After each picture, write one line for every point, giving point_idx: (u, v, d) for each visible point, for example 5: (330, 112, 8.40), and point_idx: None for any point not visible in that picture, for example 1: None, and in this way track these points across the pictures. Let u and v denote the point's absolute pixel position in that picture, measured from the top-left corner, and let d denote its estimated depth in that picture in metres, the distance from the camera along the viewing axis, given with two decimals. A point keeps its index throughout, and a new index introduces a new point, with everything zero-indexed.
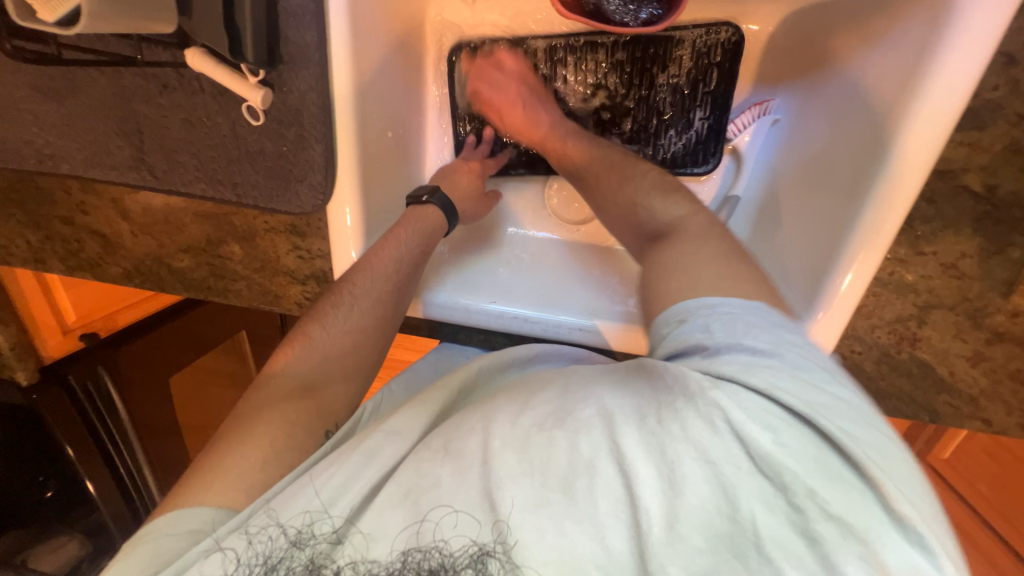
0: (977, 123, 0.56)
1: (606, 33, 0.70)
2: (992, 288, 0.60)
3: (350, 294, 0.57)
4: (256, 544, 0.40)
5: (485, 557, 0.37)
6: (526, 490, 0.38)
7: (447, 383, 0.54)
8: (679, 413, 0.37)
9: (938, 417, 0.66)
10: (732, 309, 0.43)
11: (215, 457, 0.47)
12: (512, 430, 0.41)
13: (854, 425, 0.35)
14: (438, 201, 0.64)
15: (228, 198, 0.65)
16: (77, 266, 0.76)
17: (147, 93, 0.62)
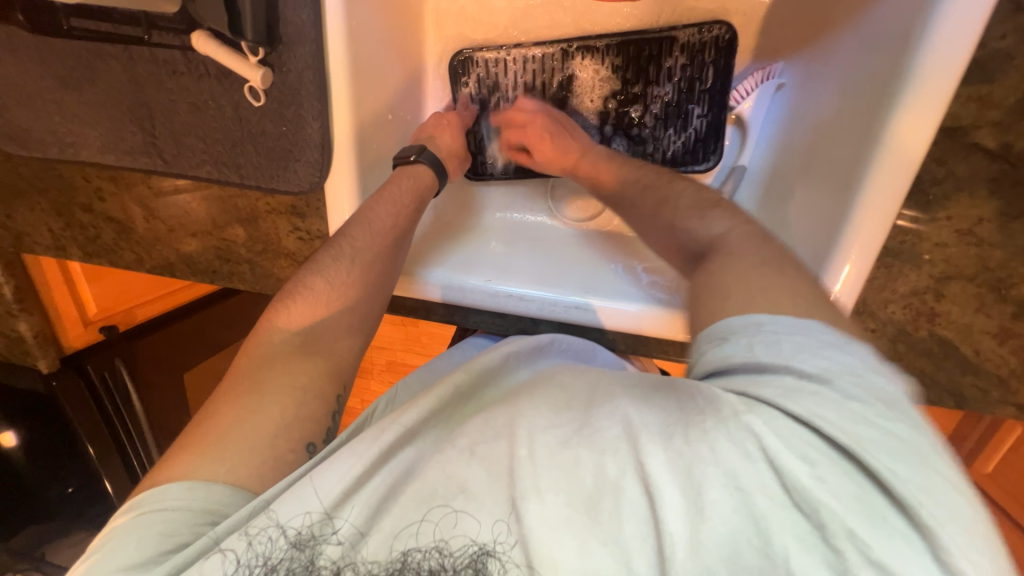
0: (986, 75, 0.50)
1: (599, 38, 0.75)
2: (1015, 255, 0.55)
3: (350, 248, 0.62)
4: (255, 545, 0.41)
5: (484, 557, 0.39)
6: (553, 506, 0.38)
7: (449, 379, 0.55)
8: (708, 435, 0.37)
9: (964, 401, 0.61)
10: (779, 330, 0.41)
11: (214, 427, 0.49)
12: (545, 434, 0.41)
13: (904, 464, 0.33)
14: (426, 159, 0.70)
15: (232, 179, 0.70)
16: (112, 246, 0.84)
17: (158, 79, 0.68)
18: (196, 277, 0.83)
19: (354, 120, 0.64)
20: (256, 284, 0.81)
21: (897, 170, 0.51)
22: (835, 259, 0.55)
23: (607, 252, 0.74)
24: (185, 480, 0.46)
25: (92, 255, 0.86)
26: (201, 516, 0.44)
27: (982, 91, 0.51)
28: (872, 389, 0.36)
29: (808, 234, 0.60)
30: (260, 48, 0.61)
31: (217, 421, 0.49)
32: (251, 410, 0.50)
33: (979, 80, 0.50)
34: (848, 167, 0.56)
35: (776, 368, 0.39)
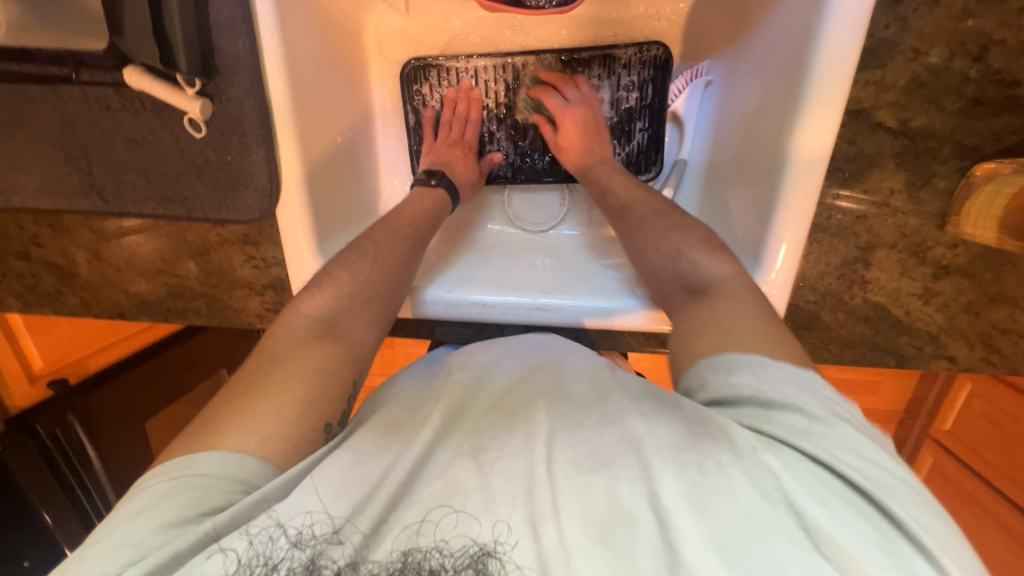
0: (878, 61, 0.55)
1: (548, 56, 0.80)
2: (926, 221, 0.60)
3: (349, 278, 0.60)
4: (255, 544, 0.38)
5: (485, 558, 0.37)
6: (573, 533, 0.37)
7: (454, 378, 0.51)
8: (727, 471, 0.38)
9: (903, 360, 0.66)
10: (781, 371, 0.43)
11: (217, 416, 0.45)
12: (570, 454, 0.42)
13: (913, 508, 0.35)
14: (444, 184, 0.75)
15: (178, 213, 0.69)
16: (54, 292, 0.80)
17: (92, 117, 0.66)
18: (149, 317, 0.80)
19: (301, 150, 0.63)
20: (214, 318, 0.78)
21: (813, 155, 0.56)
22: (772, 242, 0.59)
23: (579, 260, 0.76)
24: (210, 453, 0.43)
25: (31, 305, 0.81)
26: (236, 485, 0.42)
27: (878, 75, 0.56)
28: (869, 433, 0.40)
29: (746, 220, 0.63)
30: (196, 79, 0.61)
31: (224, 408, 0.46)
32: (254, 405, 0.46)
33: (873, 66, 0.56)
34: (772, 155, 0.60)
35: (784, 407, 0.40)
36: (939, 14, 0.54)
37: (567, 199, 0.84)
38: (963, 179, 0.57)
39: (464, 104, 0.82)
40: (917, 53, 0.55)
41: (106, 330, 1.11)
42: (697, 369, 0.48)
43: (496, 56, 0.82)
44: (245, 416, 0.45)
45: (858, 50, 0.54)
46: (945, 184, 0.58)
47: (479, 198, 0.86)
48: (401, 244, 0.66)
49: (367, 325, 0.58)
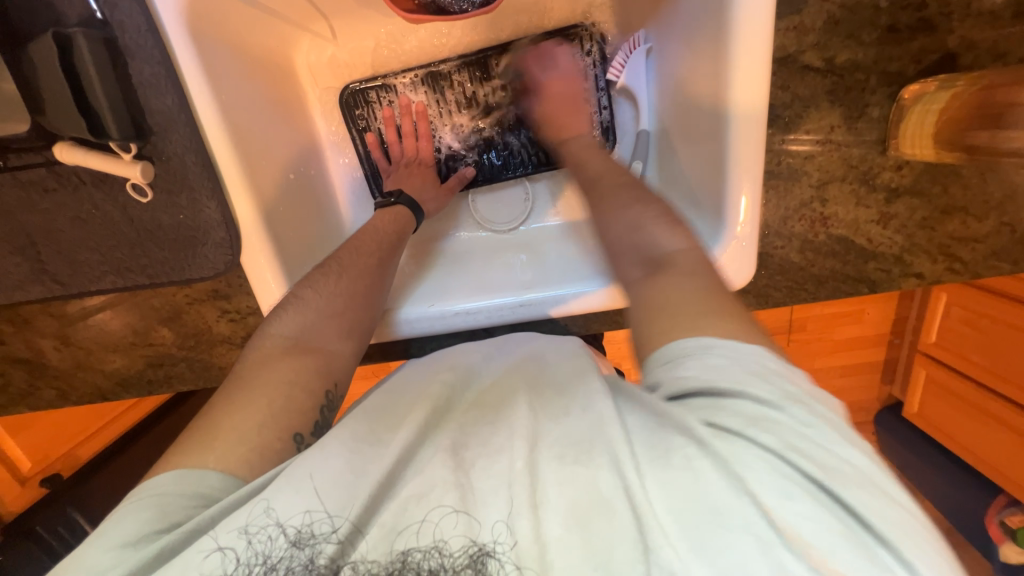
0: (794, 6, 0.57)
1: (485, 53, 0.81)
2: (870, 149, 0.61)
3: (314, 295, 0.60)
4: (255, 543, 0.39)
5: (484, 557, 0.36)
6: (553, 526, 0.37)
7: (441, 374, 0.51)
8: (692, 462, 0.36)
9: (875, 284, 0.69)
10: (726, 352, 0.40)
11: (202, 425, 0.49)
12: (553, 444, 0.41)
13: (869, 495, 0.34)
14: (404, 202, 0.76)
15: (141, 282, 0.67)
16: (26, 388, 0.77)
17: (29, 202, 0.64)
18: (130, 393, 0.78)
19: (253, 193, 0.61)
20: (199, 380, 0.76)
21: (751, 98, 0.57)
22: (731, 196, 0.60)
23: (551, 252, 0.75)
24: (178, 468, 0.45)
25: (6, 406, 0.78)
26: (196, 500, 0.43)
27: (796, 20, 0.57)
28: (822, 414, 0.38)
29: (704, 179, 0.65)
30: (131, 144, 0.59)
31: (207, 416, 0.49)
32: (229, 418, 0.48)
33: (790, 12, 0.57)
34: (715, 114, 0.61)
35: (737, 396, 0.38)
36: None
37: (531, 192, 0.85)
38: (892, 104, 0.59)
39: (411, 119, 0.83)
40: None
41: (85, 420, 1.10)
42: (659, 356, 0.44)
43: (433, 64, 0.82)
44: (231, 435, 0.47)
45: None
46: (880, 112, 0.60)
47: (450, 207, 0.87)
48: (372, 260, 0.67)
49: (341, 337, 0.59)
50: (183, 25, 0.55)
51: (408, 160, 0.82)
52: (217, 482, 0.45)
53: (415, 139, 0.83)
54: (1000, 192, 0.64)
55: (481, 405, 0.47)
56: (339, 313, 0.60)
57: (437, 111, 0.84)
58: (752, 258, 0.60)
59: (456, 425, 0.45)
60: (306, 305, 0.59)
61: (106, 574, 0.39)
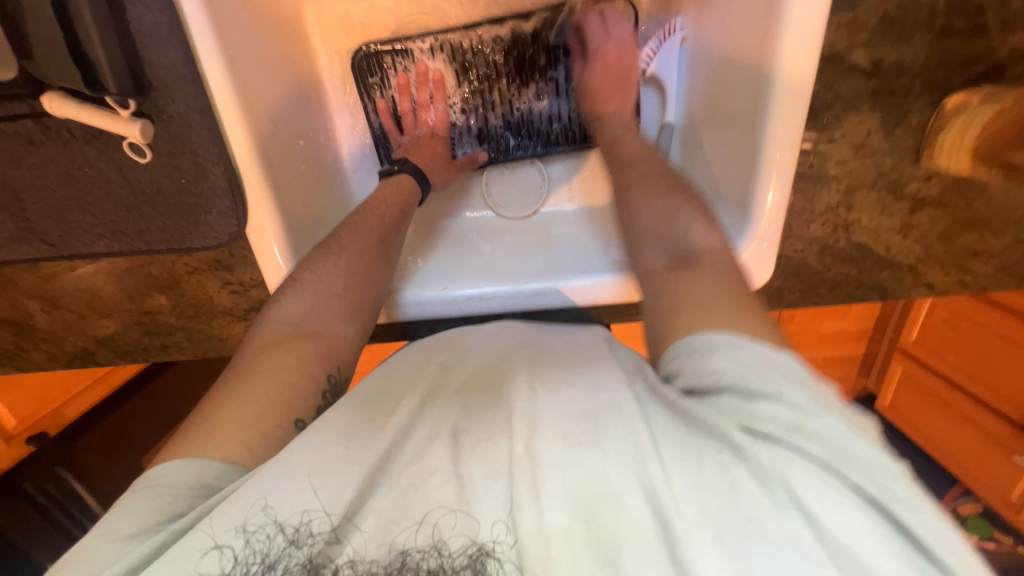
0: (849, 1, 0.54)
1: (514, 19, 0.76)
2: (903, 158, 0.60)
3: (313, 277, 0.58)
4: (252, 542, 0.37)
5: (483, 558, 0.36)
6: (557, 518, 0.35)
7: (441, 355, 0.50)
8: (722, 465, 0.35)
9: (885, 291, 0.70)
10: (760, 349, 0.39)
11: (205, 416, 0.47)
12: (555, 424, 0.39)
13: (919, 503, 0.32)
14: (408, 169, 0.73)
15: (138, 248, 0.64)
16: (13, 349, 0.74)
17: (16, 156, 0.59)
18: (125, 360, 0.75)
19: (261, 164, 0.57)
20: (198, 350, 0.74)
21: (790, 90, 0.54)
22: (758, 197, 0.58)
23: (560, 239, 0.74)
24: (180, 458, 0.43)
25: None
26: (196, 489, 0.42)
27: (849, 16, 0.55)
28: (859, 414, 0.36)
29: (731, 177, 0.63)
30: (129, 99, 0.54)
31: (210, 403, 0.48)
32: (229, 406, 0.47)
33: (845, 7, 0.54)
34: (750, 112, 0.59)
35: (770, 398, 0.36)
36: None
37: (544, 173, 0.82)
38: (934, 112, 0.57)
39: (429, 89, 0.78)
40: None
41: (70, 380, 1.07)
42: (673, 351, 0.44)
43: (457, 27, 0.77)
44: (232, 423, 0.46)
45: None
46: (919, 120, 0.58)
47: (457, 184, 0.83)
48: (374, 238, 0.64)
49: (342, 318, 0.57)
50: None
51: (422, 132, 0.78)
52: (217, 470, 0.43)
53: (431, 111, 0.79)
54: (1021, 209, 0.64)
55: (486, 394, 0.46)
56: (338, 296, 0.58)
57: (455, 83, 0.80)
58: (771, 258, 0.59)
59: (458, 407, 0.44)
60: (308, 290, 0.57)
61: (105, 569, 0.37)
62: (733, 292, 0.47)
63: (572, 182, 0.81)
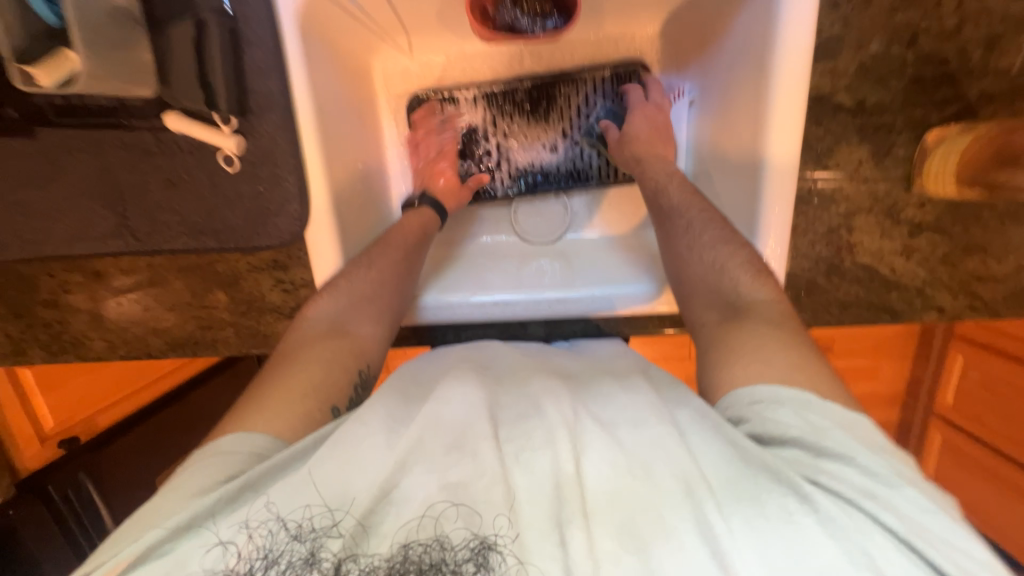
0: (830, 54, 0.62)
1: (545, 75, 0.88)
2: (895, 185, 0.67)
3: (346, 283, 0.67)
4: (256, 538, 0.45)
5: (485, 550, 0.44)
6: (604, 541, 0.44)
7: (470, 362, 0.59)
8: (786, 503, 0.43)
9: (896, 314, 0.73)
10: (824, 410, 0.48)
11: (260, 386, 0.56)
12: (603, 458, 0.48)
13: (957, 551, 0.40)
14: (428, 202, 0.83)
15: (212, 245, 0.73)
16: (81, 337, 0.82)
17: (130, 162, 0.70)
18: (176, 352, 0.82)
19: (331, 186, 0.70)
20: (244, 345, 0.81)
21: (786, 132, 0.64)
22: (761, 235, 0.68)
23: (569, 261, 0.83)
24: (234, 430, 0.52)
25: (60, 352, 0.83)
26: (253, 455, 0.50)
27: (831, 65, 0.63)
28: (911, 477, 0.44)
29: (736, 215, 0.73)
30: (232, 117, 0.66)
31: (257, 384, 0.57)
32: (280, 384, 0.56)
33: (827, 58, 0.62)
34: (748, 161, 0.69)
35: (841, 460, 0.45)
36: (874, 10, 0.61)
37: (570, 206, 0.90)
38: (918, 146, 0.64)
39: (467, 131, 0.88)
40: (859, 46, 0.62)
41: (118, 384, 1.19)
42: (731, 397, 0.52)
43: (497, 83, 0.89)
44: (280, 401, 0.54)
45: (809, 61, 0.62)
46: (905, 151, 0.65)
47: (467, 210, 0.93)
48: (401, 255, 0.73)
49: (372, 322, 0.65)
50: (295, 23, 0.63)
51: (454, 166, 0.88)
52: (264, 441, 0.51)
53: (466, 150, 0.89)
54: (1018, 236, 0.68)
55: (523, 402, 0.53)
56: (368, 298, 0.67)
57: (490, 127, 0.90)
58: (780, 275, 0.70)
59: (501, 412, 0.52)
60: (344, 292, 0.66)
61: (172, 515, 0.45)
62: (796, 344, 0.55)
63: (591, 214, 0.91)
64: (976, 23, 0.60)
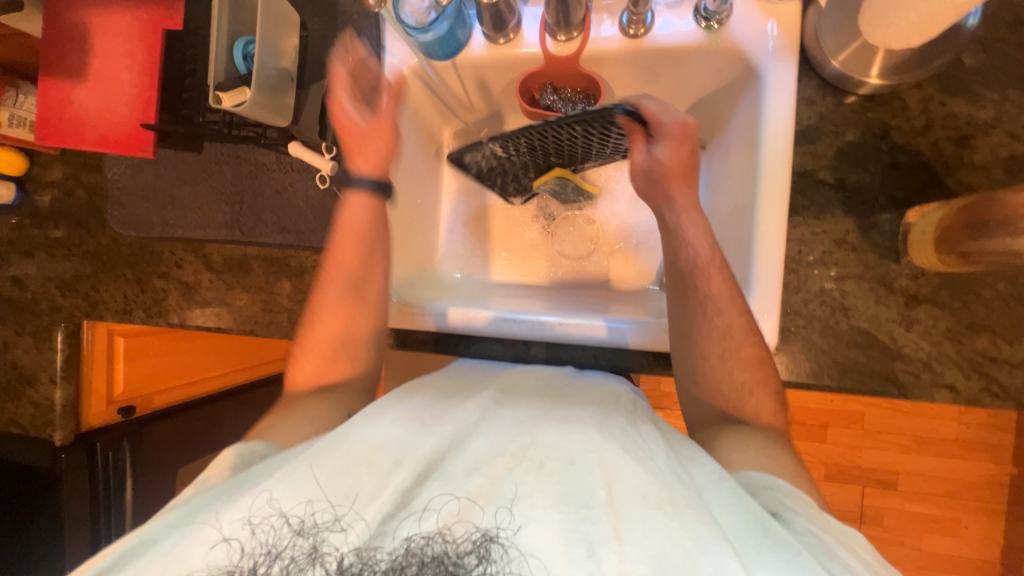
0: (810, 139, 0.74)
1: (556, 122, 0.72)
2: (884, 256, 0.71)
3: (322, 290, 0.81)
4: (260, 533, 0.53)
5: (489, 545, 0.51)
6: (634, 564, 0.48)
7: (490, 395, 0.70)
8: (777, 553, 0.48)
9: (904, 388, 0.71)
10: (808, 502, 0.56)
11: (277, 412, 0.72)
12: (629, 485, 0.53)
13: None
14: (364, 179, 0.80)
15: (292, 242, 0.93)
16: (174, 305, 1.02)
17: (256, 174, 0.94)
18: (238, 328, 0.99)
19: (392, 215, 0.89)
20: (291, 329, 0.95)
21: (775, 198, 0.73)
22: (753, 296, 0.73)
23: (584, 302, 0.93)
24: (245, 440, 0.67)
25: (156, 314, 1.03)
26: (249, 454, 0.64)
27: (811, 147, 0.74)
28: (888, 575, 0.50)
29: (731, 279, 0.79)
30: (334, 147, 0.89)
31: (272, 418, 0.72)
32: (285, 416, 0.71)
33: (808, 142, 0.74)
34: (744, 232, 0.77)
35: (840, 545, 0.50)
36: (846, 109, 0.73)
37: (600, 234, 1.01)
38: (900, 224, 0.71)
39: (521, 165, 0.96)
40: (838, 133, 0.73)
41: (178, 372, 1.42)
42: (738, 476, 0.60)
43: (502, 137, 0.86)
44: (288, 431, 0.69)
45: (791, 150, 0.73)
46: (889, 226, 0.72)
47: (478, 246, 1.04)
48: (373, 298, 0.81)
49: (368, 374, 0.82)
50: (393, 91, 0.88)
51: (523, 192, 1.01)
52: (258, 448, 0.66)
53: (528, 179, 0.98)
54: None
55: (544, 423, 0.61)
56: (340, 336, 0.80)
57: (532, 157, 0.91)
58: (774, 330, 0.73)
59: (521, 432, 0.60)
60: (322, 329, 0.80)
61: (193, 522, 0.54)
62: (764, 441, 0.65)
63: (616, 253, 1.00)
64: (943, 124, 0.70)
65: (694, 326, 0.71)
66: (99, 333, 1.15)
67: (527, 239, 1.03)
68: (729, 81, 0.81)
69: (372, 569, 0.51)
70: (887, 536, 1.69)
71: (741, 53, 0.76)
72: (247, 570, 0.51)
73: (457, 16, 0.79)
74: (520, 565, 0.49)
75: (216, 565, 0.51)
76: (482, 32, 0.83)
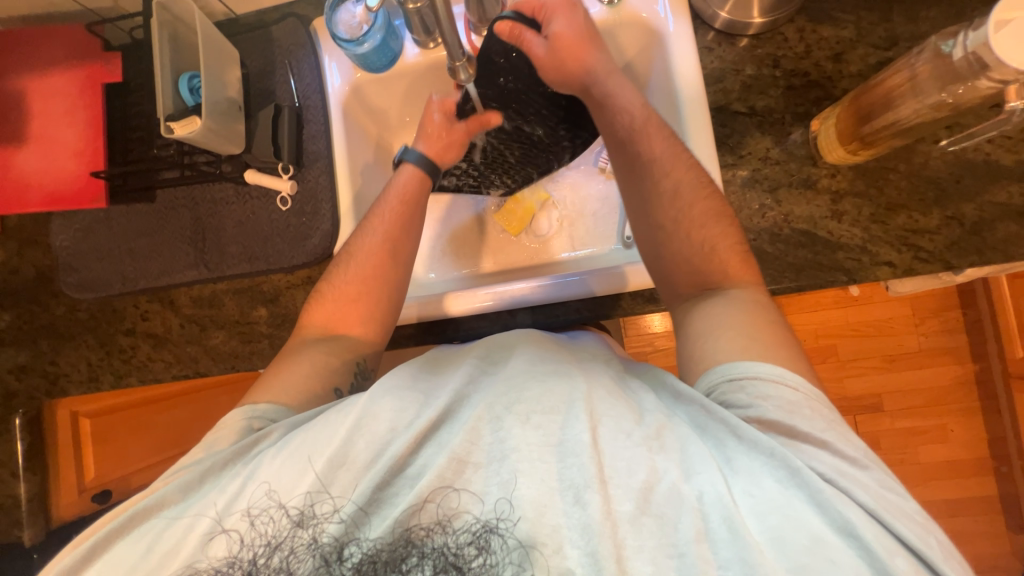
0: (718, 79, 0.85)
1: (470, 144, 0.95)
2: (803, 163, 0.81)
3: (344, 257, 0.83)
4: (259, 525, 0.52)
5: (488, 530, 0.49)
6: (622, 507, 0.48)
7: (474, 355, 0.63)
8: (753, 468, 0.50)
9: (851, 272, 0.79)
10: (794, 387, 0.55)
11: (268, 380, 0.72)
12: (616, 430, 0.51)
13: (918, 529, 0.47)
14: (414, 157, 0.87)
15: (262, 267, 0.93)
16: (145, 360, 0.98)
17: (215, 209, 0.94)
18: (219, 368, 0.96)
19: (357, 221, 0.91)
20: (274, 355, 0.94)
21: (700, 133, 0.81)
22: None
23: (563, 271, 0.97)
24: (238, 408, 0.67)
25: (124, 375, 0.98)
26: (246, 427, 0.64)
27: (720, 85, 0.85)
28: (877, 470, 0.51)
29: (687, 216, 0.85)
30: (291, 166, 0.92)
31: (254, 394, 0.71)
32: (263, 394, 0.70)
33: (716, 82, 0.85)
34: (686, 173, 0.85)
35: (819, 445, 0.51)
36: (740, 49, 0.85)
37: (559, 211, 1.05)
38: (808, 134, 0.81)
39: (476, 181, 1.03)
40: (738, 70, 0.84)
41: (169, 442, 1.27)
42: (710, 373, 0.60)
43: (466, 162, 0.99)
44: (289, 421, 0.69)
45: (702, 90, 0.82)
46: (801, 138, 0.82)
47: (446, 243, 1.07)
48: (395, 272, 0.82)
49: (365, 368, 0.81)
50: (339, 106, 0.92)
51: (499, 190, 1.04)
52: (266, 409, 0.67)
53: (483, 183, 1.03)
54: (932, 192, 0.78)
55: (534, 375, 0.56)
56: (355, 300, 0.80)
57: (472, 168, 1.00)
58: None
59: (505, 387, 0.55)
60: (328, 301, 0.80)
61: (193, 520, 0.54)
62: (745, 323, 0.62)
63: (578, 222, 1.04)
64: (819, 47, 0.82)
65: (645, 194, 0.75)
66: (60, 415, 1.07)
67: (496, 230, 1.06)
68: (639, 45, 0.91)
69: (369, 558, 0.50)
70: (888, 456, 1.73)
71: (642, 19, 0.86)
72: (248, 561, 0.52)
73: (388, 28, 0.86)
74: (519, 551, 0.48)
75: (215, 557, 0.52)
76: (413, 41, 0.90)
